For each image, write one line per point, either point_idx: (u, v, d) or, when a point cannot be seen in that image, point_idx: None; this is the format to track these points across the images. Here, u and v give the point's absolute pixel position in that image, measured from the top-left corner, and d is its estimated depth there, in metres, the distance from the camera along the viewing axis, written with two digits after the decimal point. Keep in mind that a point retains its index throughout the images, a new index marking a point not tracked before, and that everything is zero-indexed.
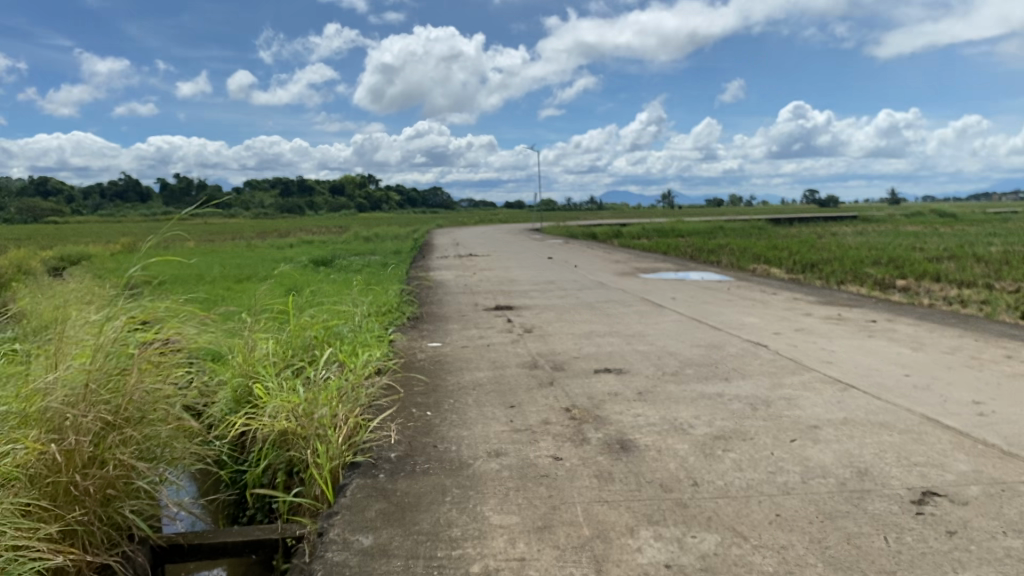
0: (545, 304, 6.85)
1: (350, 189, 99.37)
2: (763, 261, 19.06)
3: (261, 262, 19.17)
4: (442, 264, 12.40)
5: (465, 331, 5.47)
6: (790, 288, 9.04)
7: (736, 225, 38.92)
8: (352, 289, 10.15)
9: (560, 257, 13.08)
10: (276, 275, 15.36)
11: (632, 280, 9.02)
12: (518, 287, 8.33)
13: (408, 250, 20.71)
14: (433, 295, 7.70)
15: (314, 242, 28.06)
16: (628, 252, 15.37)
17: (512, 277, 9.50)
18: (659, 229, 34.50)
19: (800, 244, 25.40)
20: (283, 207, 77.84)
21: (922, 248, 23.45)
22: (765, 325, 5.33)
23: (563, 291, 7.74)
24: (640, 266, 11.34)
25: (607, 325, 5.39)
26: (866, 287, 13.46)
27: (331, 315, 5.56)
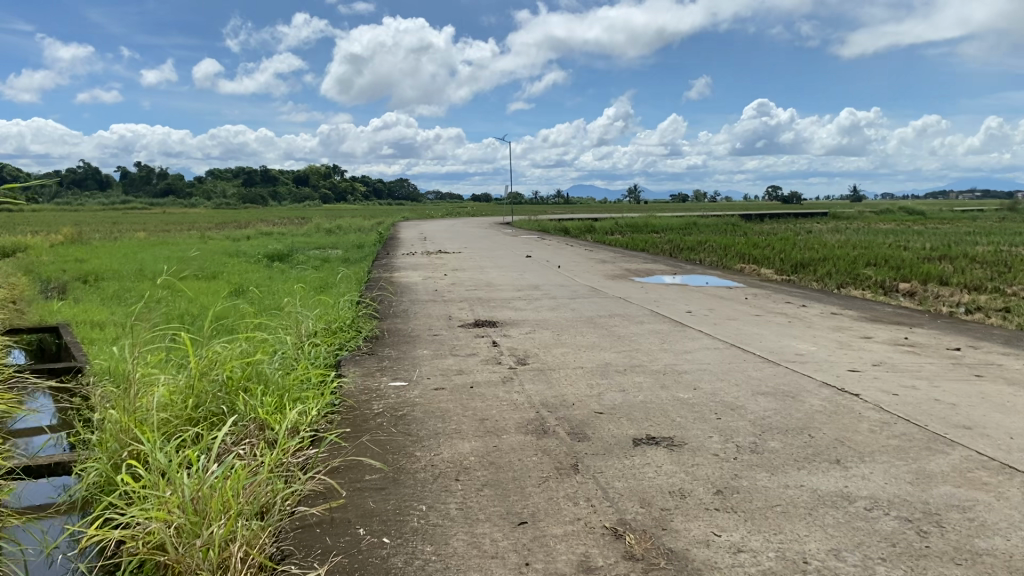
0: (534, 319, 5.57)
1: (314, 178, 97.08)
2: (749, 260, 17.95)
3: (210, 256, 17.67)
4: (408, 263, 11.06)
5: (437, 361, 4.17)
6: (808, 295, 7.87)
7: (711, 221, 37.89)
8: (303, 295, 8.77)
9: (537, 256, 11.78)
10: (221, 273, 13.90)
11: (627, 286, 7.79)
12: (497, 294, 7.03)
13: (370, 245, 19.30)
14: (396, 305, 6.39)
15: (272, 234, 26.45)
16: (610, 249, 14.13)
17: (488, 281, 8.19)
18: (631, 225, 33.30)
19: (783, 242, 24.39)
20: (243, 196, 75.58)
21: (907, 247, 22.51)
22: (828, 355, 4.10)
23: (552, 301, 6.46)
24: (631, 268, 10.08)
25: (624, 355, 4.13)
26: (869, 291, 12.34)
27: (260, 343, 4.26)
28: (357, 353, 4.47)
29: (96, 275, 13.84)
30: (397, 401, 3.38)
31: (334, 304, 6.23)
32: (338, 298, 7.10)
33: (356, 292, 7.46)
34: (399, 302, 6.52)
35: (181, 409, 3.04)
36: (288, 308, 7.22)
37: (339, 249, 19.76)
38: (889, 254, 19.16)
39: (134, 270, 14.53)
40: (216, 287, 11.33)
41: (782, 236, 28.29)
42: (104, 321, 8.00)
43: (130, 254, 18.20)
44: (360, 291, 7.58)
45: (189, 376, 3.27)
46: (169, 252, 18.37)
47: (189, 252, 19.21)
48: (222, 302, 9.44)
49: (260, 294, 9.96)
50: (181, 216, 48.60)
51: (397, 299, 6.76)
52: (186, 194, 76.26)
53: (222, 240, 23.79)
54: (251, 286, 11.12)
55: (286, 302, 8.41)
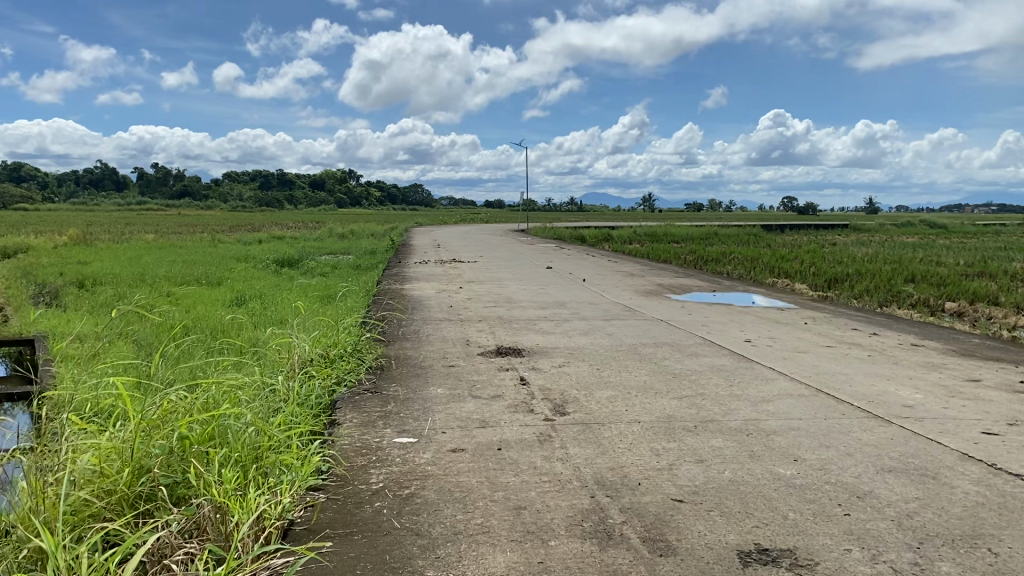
0: (567, 347, 4.75)
1: (328, 182, 96.74)
2: (778, 273, 17.08)
3: (216, 260, 16.99)
4: (421, 273, 10.29)
5: (454, 405, 3.35)
6: (868, 317, 7.01)
7: (733, 232, 36.93)
8: (306, 308, 7.99)
9: (560, 268, 10.95)
10: (224, 279, 13.16)
11: (665, 305, 6.97)
12: (520, 314, 6.22)
13: (381, 251, 18.55)
14: (407, 324, 5.59)
15: (284, 238, 25.78)
16: (636, 261, 13.29)
17: (509, 297, 7.38)
18: (650, 234, 32.42)
19: (810, 254, 23.44)
20: (256, 199, 75.21)
21: (942, 262, 21.55)
22: (946, 407, 3.26)
23: (585, 324, 5.64)
24: (664, 283, 9.24)
25: (688, 405, 3.30)
26: (915, 311, 11.45)
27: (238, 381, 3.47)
28: (356, 390, 3.67)
29: (94, 278, 13.16)
30: (404, 468, 2.57)
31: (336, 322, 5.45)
32: (342, 315, 6.33)
33: (364, 308, 6.72)
34: (409, 321, 5.73)
35: (110, 482, 2.26)
36: (286, 325, 6.44)
37: (350, 255, 19.03)
38: (926, 270, 18.14)
39: (133, 274, 13.84)
40: (216, 295, 10.58)
41: (808, 248, 27.36)
42: (86, 333, 7.26)
43: (133, 257, 17.55)
44: (367, 306, 6.83)
45: (129, 435, 2.49)
46: (173, 255, 17.69)
47: (197, 255, 18.55)
48: (220, 313, 8.70)
49: (262, 305, 9.23)
50: (192, 220, 48.16)
51: (408, 317, 5.96)
52: (200, 196, 75.94)
53: (230, 243, 23.13)
54: (252, 295, 10.38)
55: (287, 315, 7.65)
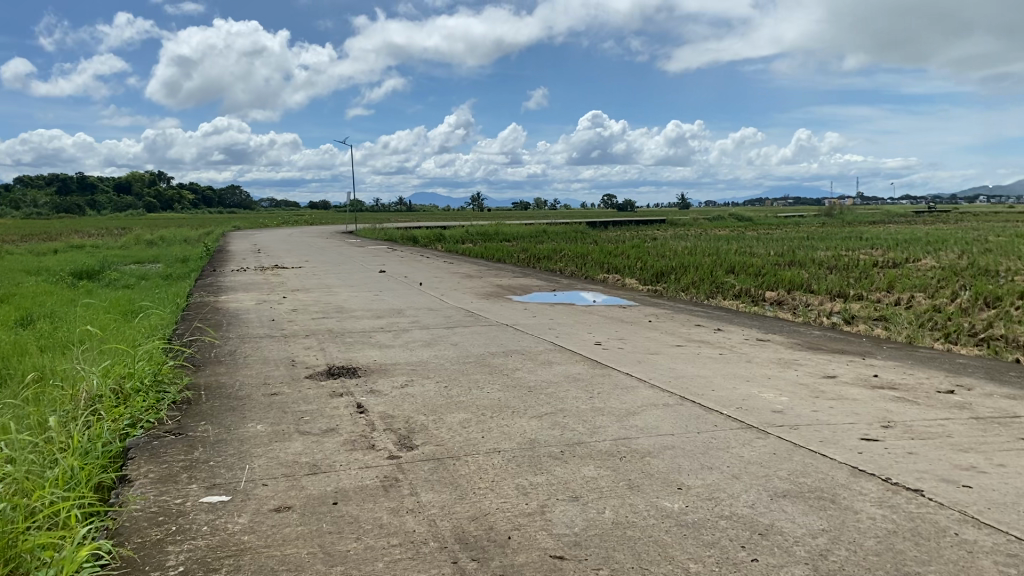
0: (407, 363, 4.28)
1: (137, 186, 90.48)
2: (608, 269, 17.31)
3: (2, 274, 15.15)
4: (240, 282, 9.44)
5: (277, 447, 2.80)
6: (706, 311, 6.99)
7: (560, 229, 37.63)
8: (104, 329, 7.03)
9: (392, 271, 10.43)
10: (10, 295, 11.66)
11: (506, 308, 6.64)
12: (353, 326, 5.68)
13: (196, 259, 17.24)
14: (222, 343, 4.93)
15: (85, 247, 23.52)
16: (470, 261, 12.99)
17: (339, 306, 6.80)
18: (481, 233, 32.38)
19: (635, 249, 24.14)
20: (55, 206, 69.05)
21: (756, 253, 22.73)
22: (816, 410, 3.08)
23: (425, 334, 5.19)
24: (502, 284, 8.94)
25: (550, 426, 2.93)
26: (740, 301, 11.80)
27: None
28: (154, 433, 3.04)
29: None
30: (213, 544, 2.00)
31: (134, 347, 4.71)
32: (145, 336, 5.55)
33: (171, 326, 5.96)
34: (225, 339, 5.06)
35: None
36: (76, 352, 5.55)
37: (161, 263, 17.55)
38: (743, 261, 19.00)
39: None
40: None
41: (632, 243, 28.22)
42: None
43: None
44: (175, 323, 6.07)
45: None
46: None
47: None
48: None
49: (51, 325, 8.14)
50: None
51: (224, 335, 5.27)
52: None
53: (21, 255, 20.82)
54: (41, 313, 9.17)
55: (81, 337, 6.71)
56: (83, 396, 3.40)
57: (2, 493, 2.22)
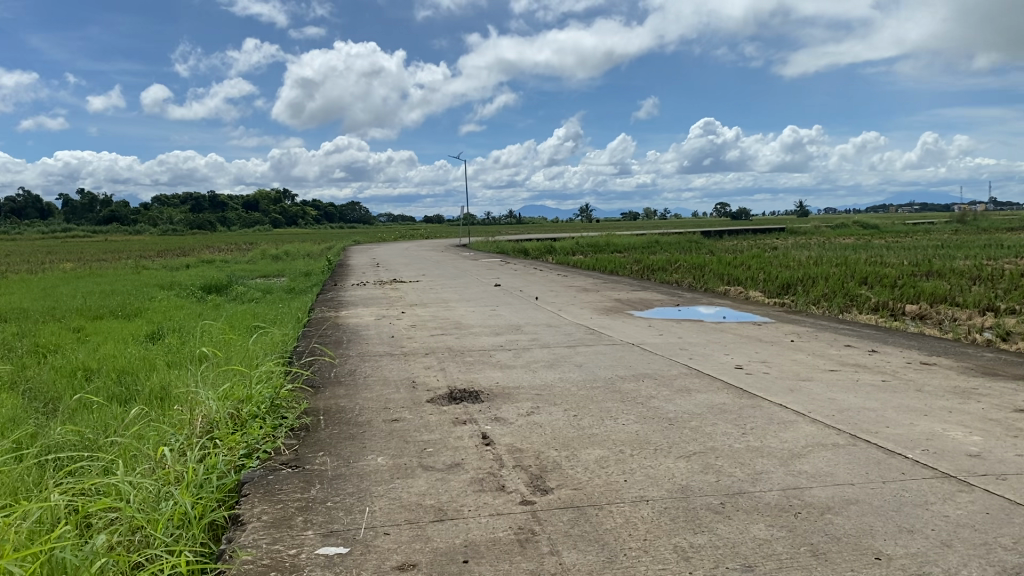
0: (533, 386, 4.00)
1: (261, 202, 94.50)
2: (730, 280, 16.62)
3: (138, 288, 15.86)
4: (359, 296, 9.43)
5: (399, 484, 2.55)
6: (850, 328, 6.42)
7: (674, 239, 36.74)
8: (228, 346, 7.07)
9: (508, 285, 10.23)
10: (144, 310, 12.13)
11: (632, 325, 6.28)
12: (472, 343, 5.45)
13: (316, 273, 17.60)
14: (341, 361, 4.78)
15: (214, 262, 24.51)
16: (586, 273, 12.65)
17: (457, 322, 6.60)
18: (593, 244, 31.98)
19: (756, 259, 23.20)
20: (187, 222, 72.83)
21: (888, 263, 21.42)
22: (1023, 454, 2.61)
23: (549, 353, 4.90)
24: (622, 298, 8.57)
25: (703, 470, 2.58)
26: (878, 315, 10.99)
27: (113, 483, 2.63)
28: (270, 465, 2.84)
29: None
30: None
31: (253, 366, 4.61)
32: (265, 353, 5.48)
33: (291, 342, 5.90)
34: (343, 358, 4.91)
35: None
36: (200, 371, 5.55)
37: (283, 278, 18.02)
38: (875, 272, 17.89)
39: (41, 308, 12.69)
40: (131, 330, 9.60)
41: (751, 253, 27.20)
42: None
43: (46, 289, 16.29)
44: (294, 340, 6.00)
45: None
46: (91, 286, 16.44)
47: (117, 284, 17.29)
48: (130, 351, 7.76)
49: (179, 340, 8.32)
50: (117, 244, 46.08)
51: (343, 352, 5.14)
52: (126, 221, 73.27)
53: (155, 270, 21.86)
54: (171, 327, 9.43)
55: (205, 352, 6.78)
56: (200, 421, 3.26)
57: (109, 546, 2.05)
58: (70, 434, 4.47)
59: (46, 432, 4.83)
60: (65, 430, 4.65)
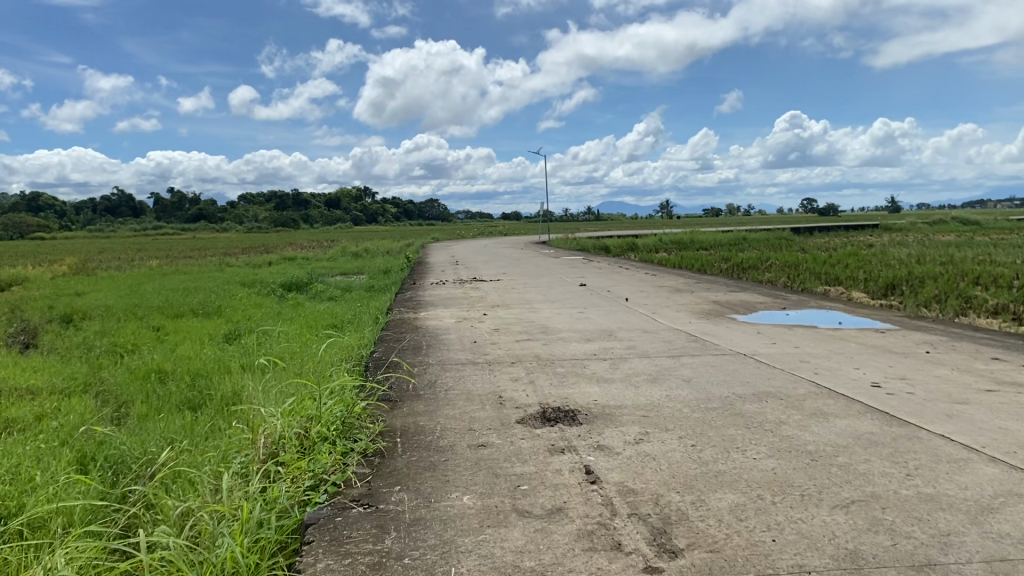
0: (639, 405, 3.52)
1: (344, 200, 96.12)
2: (826, 279, 15.74)
3: (220, 285, 15.96)
4: (439, 296, 9.08)
5: (491, 535, 2.11)
6: (984, 335, 5.73)
7: (761, 236, 35.47)
8: (306, 350, 6.81)
9: (594, 285, 9.74)
10: (225, 308, 12.09)
11: (736, 331, 5.74)
12: (563, 350, 4.99)
13: (394, 270, 17.44)
14: (421, 370, 4.39)
15: (296, 259, 24.71)
16: (674, 272, 12.03)
17: (545, 326, 6.15)
18: (676, 241, 31.08)
19: (852, 258, 22.01)
20: (273, 220, 74.52)
21: (995, 261, 20.09)
22: None
23: (650, 364, 4.40)
24: (719, 300, 7.97)
25: (871, 528, 2.06)
26: (997, 319, 10.10)
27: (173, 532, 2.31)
28: (339, 500, 2.44)
29: (84, 312, 12.15)
30: None
31: (327, 377, 4.28)
32: (341, 359, 5.13)
33: (368, 347, 5.57)
34: (424, 366, 4.52)
35: None
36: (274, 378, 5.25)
37: (363, 275, 17.96)
38: (984, 270, 16.73)
39: (126, 306, 12.82)
40: (210, 329, 9.51)
41: (846, 250, 25.91)
42: (41, 386, 6.17)
43: (134, 285, 16.58)
44: (371, 345, 5.67)
45: None
46: (177, 283, 16.63)
47: (202, 281, 17.44)
48: (207, 352, 7.59)
49: (256, 340, 8.14)
50: (205, 241, 47.32)
51: (423, 359, 4.75)
52: (216, 219, 75.32)
53: (239, 267, 22.10)
54: (249, 327, 9.28)
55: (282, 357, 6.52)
56: (264, 442, 2.91)
57: None
58: (136, 447, 4.22)
59: (114, 440, 4.61)
60: (131, 442, 4.42)
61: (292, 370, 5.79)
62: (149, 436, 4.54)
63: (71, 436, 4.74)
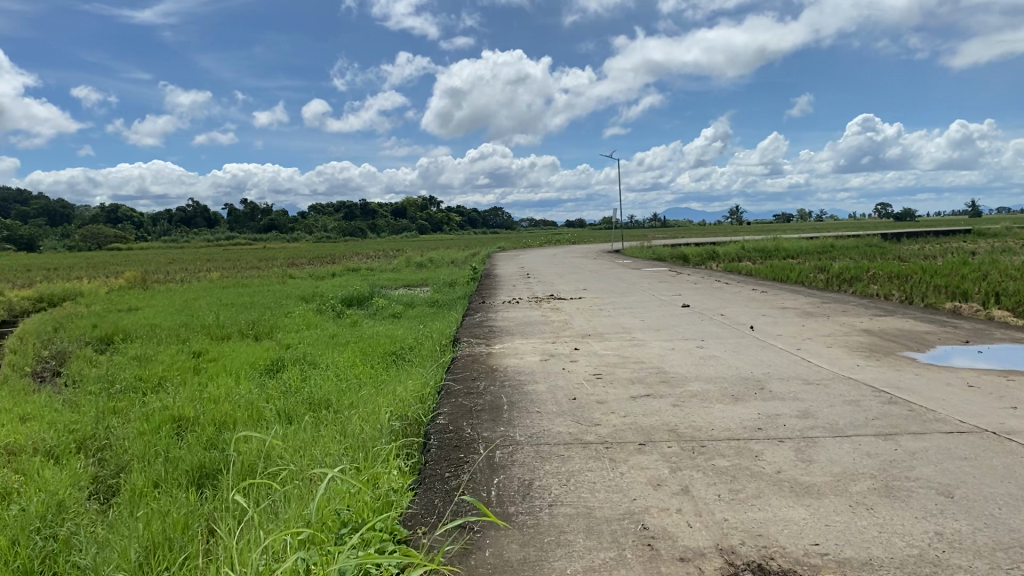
0: (904, 561, 1.99)
1: (410, 209, 96.02)
2: (953, 292, 13.80)
3: (276, 301, 14.87)
4: (517, 320, 7.62)
5: None
6: None
7: (852, 243, 33.12)
8: (355, 399, 5.47)
9: (700, 306, 8.17)
10: (276, 329, 10.87)
11: (936, 383, 4.13)
12: (708, 419, 3.46)
13: (463, 284, 16.09)
14: (507, 460, 2.92)
15: (361, 270, 23.66)
16: (786, 288, 10.36)
17: (663, 372, 4.62)
18: (760, 250, 29.02)
19: (966, 267, 19.72)
20: (340, 229, 74.41)
21: None
22: None
23: (860, 453, 2.85)
24: (872, 329, 6.30)
25: None
26: None
27: None
28: None
29: (124, 332, 11.11)
30: None
31: (371, 476, 2.85)
32: (394, 435, 3.73)
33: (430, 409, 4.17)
34: (511, 449, 3.06)
35: None
36: (307, 462, 3.90)
37: (428, 288, 16.64)
38: None
39: (172, 325, 11.77)
40: (251, 357, 8.29)
41: (954, 258, 23.55)
42: (27, 442, 4.97)
43: (188, 300, 15.61)
44: (431, 402, 4.27)
45: None
46: (234, 298, 15.62)
47: (258, 295, 16.39)
48: (239, 393, 6.33)
49: (299, 375, 6.85)
50: (268, 252, 47.01)
51: (508, 434, 3.28)
52: (285, 229, 75.43)
53: (299, 279, 21.08)
54: (295, 355, 8.00)
55: (324, 416, 5.20)
56: None
57: None
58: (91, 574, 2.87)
59: (76, 549, 3.30)
60: (90, 557, 3.08)
61: (332, 437, 4.45)
62: (120, 544, 3.23)
63: (23, 533, 3.45)
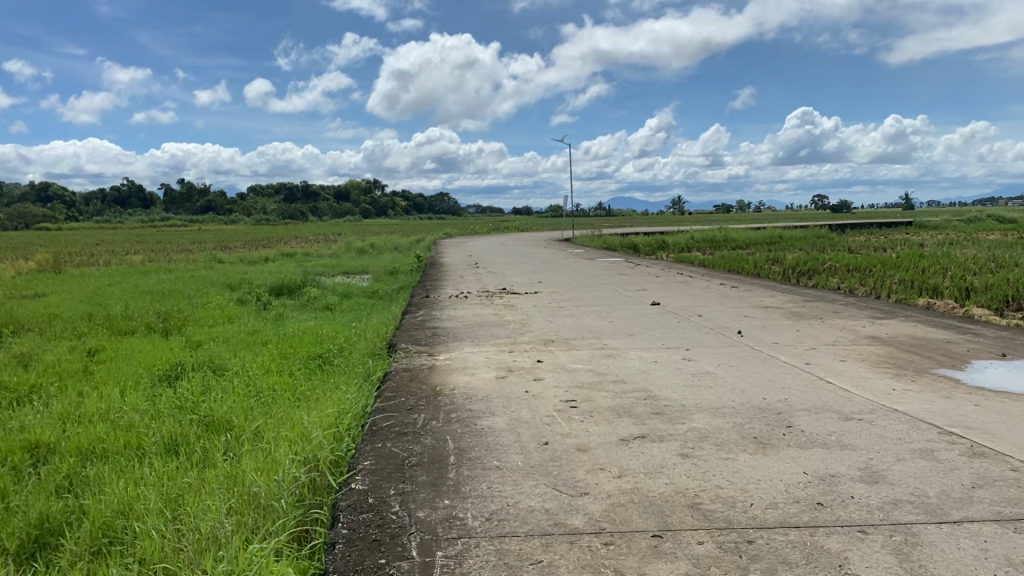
0: None
1: (354, 193, 93.88)
2: (922, 288, 13.15)
3: (197, 289, 13.52)
4: (465, 320, 6.54)
5: None
6: None
7: (802, 234, 32.73)
8: (259, 429, 4.38)
9: (673, 304, 7.19)
10: (189, 323, 9.60)
11: (1012, 420, 3.18)
12: (739, 486, 2.43)
13: (404, 272, 14.95)
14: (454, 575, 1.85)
15: (298, 255, 22.29)
16: (759, 284, 9.46)
17: (655, 398, 3.59)
18: (710, 240, 28.39)
19: (924, 261, 19.25)
20: (281, 212, 72.15)
21: None
22: None
23: (1001, 564, 1.86)
24: (881, 337, 5.37)
25: None
26: None
27: None
28: None
29: (12, 324, 9.72)
30: None
31: None
32: (292, 508, 2.65)
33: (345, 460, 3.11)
34: (461, 550, 1.98)
35: None
36: (174, 542, 2.81)
37: (366, 277, 15.44)
38: None
39: (71, 316, 10.39)
40: (147, 361, 7.09)
41: (904, 251, 23.19)
42: None
43: (99, 287, 14.14)
44: (349, 447, 3.20)
45: None
46: (150, 285, 14.20)
47: (180, 282, 15.00)
48: (122, 410, 5.18)
49: (199, 387, 5.72)
50: (200, 234, 44.93)
51: (456, 516, 2.20)
52: (223, 210, 72.63)
53: (228, 264, 19.61)
54: (200, 359, 6.85)
55: (217, 451, 4.10)
56: None
57: None
58: None
59: None
60: None
61: (217, 491, 3.37)
62: None
63: None
